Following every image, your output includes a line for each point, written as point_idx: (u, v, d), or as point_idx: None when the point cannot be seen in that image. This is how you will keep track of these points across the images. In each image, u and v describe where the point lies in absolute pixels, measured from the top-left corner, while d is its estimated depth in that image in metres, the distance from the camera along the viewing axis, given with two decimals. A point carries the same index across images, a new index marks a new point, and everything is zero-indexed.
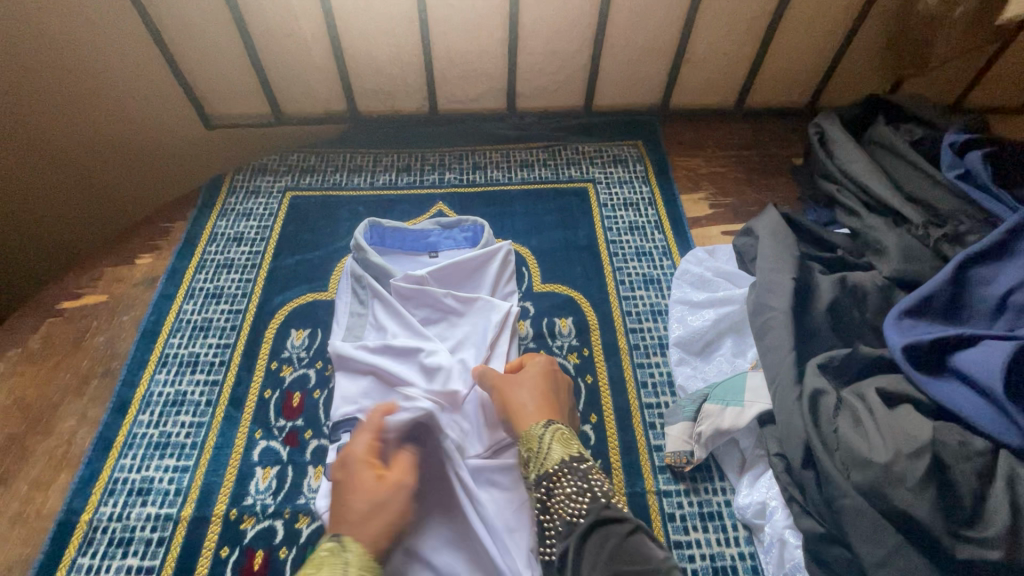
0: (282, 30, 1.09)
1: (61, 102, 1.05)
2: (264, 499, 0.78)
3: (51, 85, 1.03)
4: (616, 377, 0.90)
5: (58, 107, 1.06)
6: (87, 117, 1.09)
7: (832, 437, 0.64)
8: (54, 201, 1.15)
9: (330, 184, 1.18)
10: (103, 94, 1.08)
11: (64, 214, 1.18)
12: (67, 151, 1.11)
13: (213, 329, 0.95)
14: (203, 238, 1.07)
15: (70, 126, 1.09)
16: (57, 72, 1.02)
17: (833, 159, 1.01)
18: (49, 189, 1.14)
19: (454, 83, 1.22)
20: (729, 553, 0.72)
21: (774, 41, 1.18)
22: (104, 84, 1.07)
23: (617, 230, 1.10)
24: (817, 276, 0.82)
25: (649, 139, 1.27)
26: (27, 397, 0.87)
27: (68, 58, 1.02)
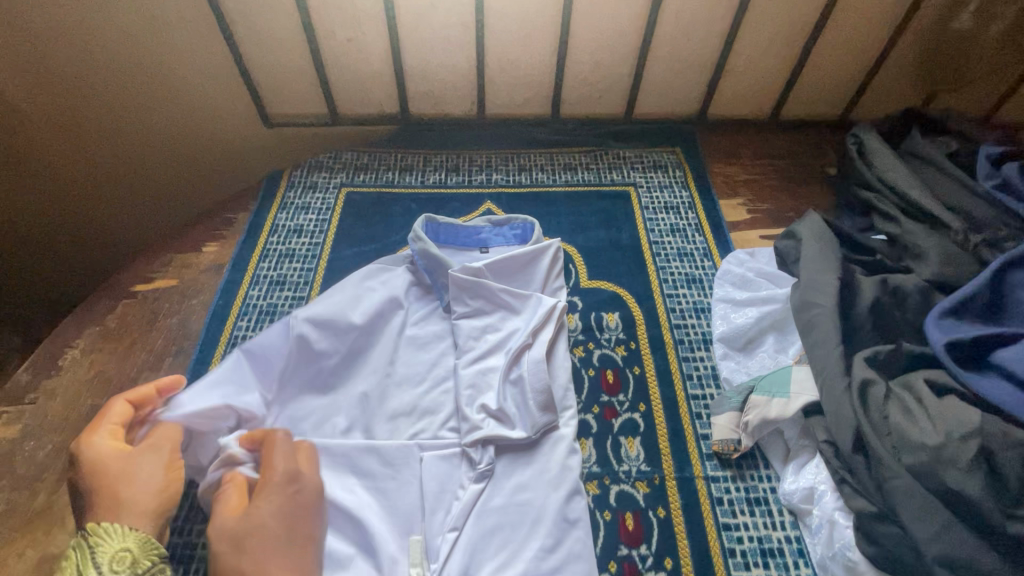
0: (344, 34, 1.15)
1: (134, 97, 1.11)
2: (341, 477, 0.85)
3: (127, 80, 1.09)
4: (662, 369, 0.94)
5: (130, 102, 1.12)
6: (155, 112, 1.15)
7: (882, 423, 0.67)
8: (120, 192, 1.21)
9: (383, 182, 1.23)
10: (174, 91, 1.14)
11: (130, 206, 1.24)
12: (136, 145, 1.17)
13: (278, 314, 1.01)
14: (264, 229, 1.13)
15: (140, 120, 1.14)
16: (134, 67, 1.08)
17: (871, 168, 1.05)
18: (117, 181, 1.19)
19: (502, 89, 1.28)
20: (776, 536, 0.76)
21: (812, 55, 1.24)
22: (175, 81, 1.13)
23: (659, 232, 1.14)
24: (860, 277, 0.86)
25: (688, 147, 1.31)
26: (108, 371, 0.92)
27: (147, 56, 1.08)
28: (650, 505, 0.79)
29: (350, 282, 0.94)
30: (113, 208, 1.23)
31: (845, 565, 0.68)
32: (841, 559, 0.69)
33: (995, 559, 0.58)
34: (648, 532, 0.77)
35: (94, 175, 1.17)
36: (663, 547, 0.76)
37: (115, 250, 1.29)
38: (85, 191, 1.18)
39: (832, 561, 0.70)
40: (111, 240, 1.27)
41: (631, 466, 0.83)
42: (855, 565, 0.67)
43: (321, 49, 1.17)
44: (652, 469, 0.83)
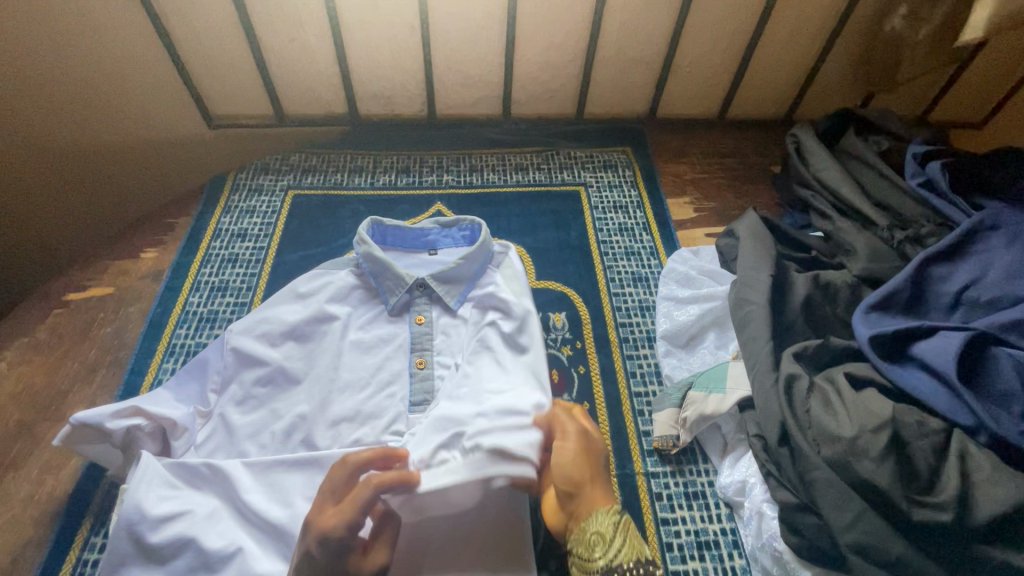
0: (287, 34, 1.13)
1: (68, 101, 1.05)
2: None
3: (60, 82, 1.02)
4: (607, 367, 0.95)
5: (63, 106, 1.05)
6: (90, 115, 1.08)
7: (805, 416, 0.69)
8: (52, 205, 1.12)
9: (331, 183, 1.22)
10: (112, 93, 1.09)
11: (63, 220, 1.15)
12: (74, 154, 1.10)
13: (219, 321, 0.99)
14: (207, 234, 1.10)
15: (76, 125, 1.08)
16: (66, 68, 1.02)
17: (808, 168, 1.08)
18: (50, 194, 1.11)
19: (452, 89, 1.27)
20: (712, 529, 0.78)
21: (755, 57, 1.27)
22: (112, 83, 1.08)
23: (607, 231, 1.16)
24: (793, 274, 0.89)
25: (637, 146, 1.33)
26: (37, 384, 0.89)
27: (81, 57, 1.03)
28: None
29: (287, 290, 0.96)
30: (47, 226, 1.14)
31: (774, 556, 0.70)
32: (770, 550, 0.71)
33: (903, 545, 0.61)
34: None
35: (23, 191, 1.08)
36: None
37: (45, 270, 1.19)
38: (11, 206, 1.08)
39: (762, 551, 0.72)
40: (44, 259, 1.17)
41: None
42: (781, 555, 0.70)
43: (264, 49, 1.15)
44: None
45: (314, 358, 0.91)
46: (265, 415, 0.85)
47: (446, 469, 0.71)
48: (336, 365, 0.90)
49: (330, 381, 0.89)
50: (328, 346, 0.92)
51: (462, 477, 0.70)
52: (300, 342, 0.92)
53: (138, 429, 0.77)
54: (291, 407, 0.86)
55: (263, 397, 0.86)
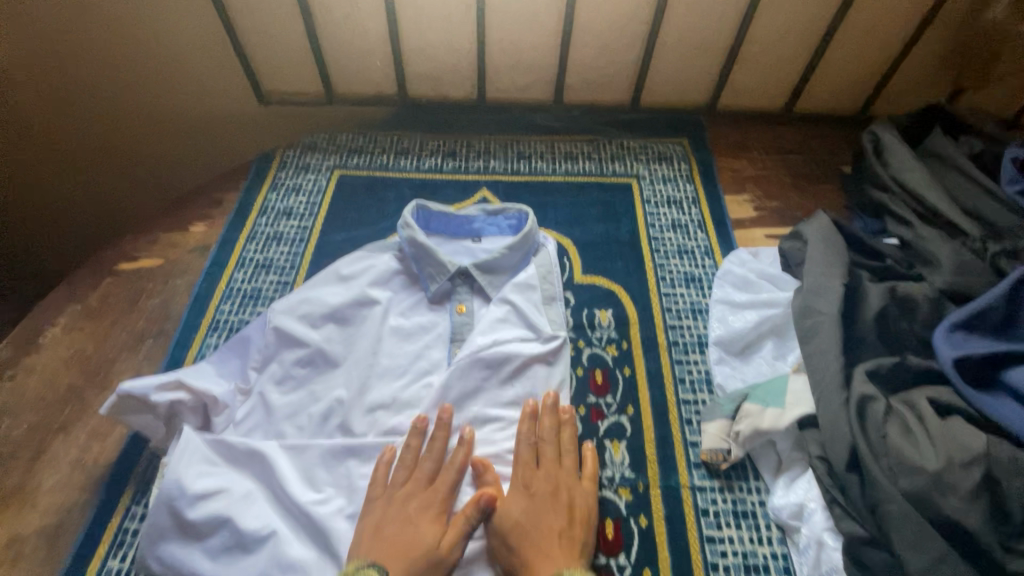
0: (341, 10, 1.11)
1: (107, 59, 1.08)
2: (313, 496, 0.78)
3: (101, 40, 1.06)
4: (654, 372, 0.90)
5: (98, 63, 1.08)
6: (127, 76, 1.11)
7: (880, 442, 0.63)
8: (90, 163, 1.17)
9: (377, 165, 1.20)
10: (163, 61, 1.12)
11: (104, 179, 1.20)
12: (112, 113, 1.14)
13: (262, 299, 0.98)
14: (253, 211, 1.10)
15: (111, 86, 1.11)
16: (120, 31, 1.06)
17: (886, 169, 1.00)
18: (79, 151, 1.15)
19: (504, 72, 1.23)
20: (762, 552, 0.73)
21: (830, 46, 1.17)
22: (160, 51, 1.11)
23: (660, 227, 1.10)
24: (866, 284, 0.81)
25: (695, 138, 1.26)
26: (87, 351, 0.91)
27: (139, 23, 1.07)
28: (632, 514, 0.76)
29: (331, 271, 0.95)
30: (76, 182, 1.18)
31: None
32: None
33: None
34: (628, 541, 0.74)
35: (61, 147, 1.13)
36: (643, 557, 0.73)
37: (89, 226, 1.25)
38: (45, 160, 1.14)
39: None
40: (76, 216, 1.22)
41: (615, 472, 0.80)
42: None
43: (317, 25, 1.13)
44: (636, 476, 0.79)
45: (354, 343, 0.89)
46: (304, 399, 0.84)
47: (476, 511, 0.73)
48: (375, 353, 0.88)
49: (369, 368, 0.87)
50: (369, 331, 0.90)
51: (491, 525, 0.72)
52: (343, 325, 0.91)
53: (181, 404, 0.78)
54: (329, 391, 0.85)
55: (303, 377, 0.86)
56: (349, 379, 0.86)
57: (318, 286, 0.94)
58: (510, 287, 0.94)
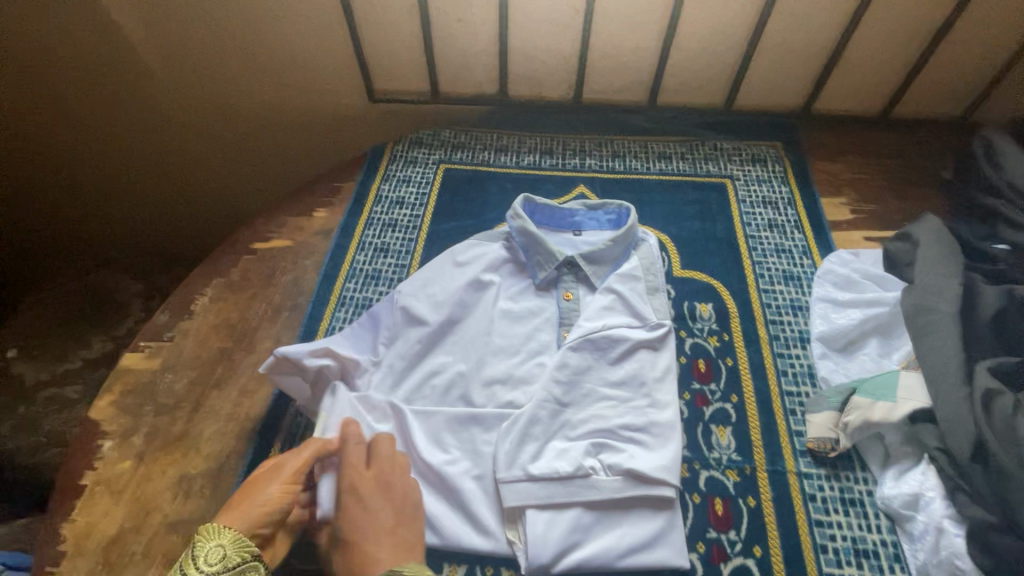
0: (455, 15, 1.19)
1: (227, 57, 1.21)
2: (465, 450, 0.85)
3: (224, 39, 1.18)
4: (756, 363, 0.93)
5: (223, 62, 1.21)
6: (246, 73, 1.24)
7: (1007, 434, 0.65)
8: (216, 151, 1.35)
9: (479, 160, 1.27)
10: (278, 58, 1.22)
11: (229, 165, 1.38)
12: (244, 107, 1.29)
13: (382, 280, 1.07)
14: (370, 200, 1.20)
15: (235, 83, 1.25)
16: (241, 31, 1.17)
17: (999, 174, 0.99)
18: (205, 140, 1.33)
19: (602, 74, 1.29)
20: (872, 539, 0.75)
21: (935, 51, 1.17)
22: (274, 48, 1.21)
23: (755, 226, 1.13)
24: (982, 285, 0.82)
25: (788, 140, 1.28)
26: (232, 319, 1.02)
27: (265, 24, 1.17)
28: (740, 494, 0.80)
29: (448, 256, 1.03)
30: (215, 167, 1.39)
31: (951, 573, 0.68)
32: (947, 566, 0.68)
33: None
34: (737, 519, 0.78)
35: (194, 136, 1.32)
36: (752, 535, 0.77)
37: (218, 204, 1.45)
38: (183, 147, 1.34)
39: (936, 568, 0.69)
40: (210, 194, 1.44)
41: (722, 454, 0.84)
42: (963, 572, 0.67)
43: (432, 29, 1.22)
44: (742, 459, 0.83)
45: (471, 323, 0.96)
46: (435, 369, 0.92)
47: (591, 481, 0.78)
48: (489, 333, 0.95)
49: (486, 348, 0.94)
50: (484, 313, 0.97)
51: (607, 495, 0.77)
52: (461, 305, 0.98)
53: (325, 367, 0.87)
54: (449, 364, 0.92)
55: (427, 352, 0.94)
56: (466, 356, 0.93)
57: (438, 268, 1.01)
58: (613, 277, 0.99)
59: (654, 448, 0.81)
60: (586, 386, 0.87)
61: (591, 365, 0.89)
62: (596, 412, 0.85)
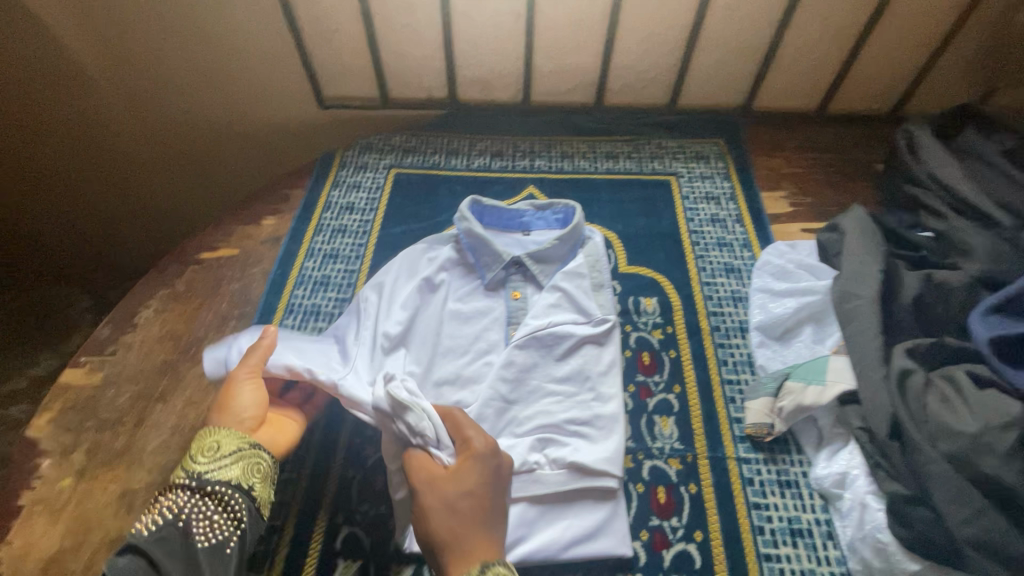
0: (400, 20, 1.20)
1: (168, 68, 1.19)
2: None
3: (164, 48, 1.15)
4: (698, 353, 0.96)
5: (166, 72, 1.19)
6: (188, 84, 1.22)
7: (919, 411, 0.69)
8: (158, 162, 1.33)
9: (430, 164, 1.28)
10: (222, 67, 1.20)
11: (170, 175, 1.36)
12: (191, 117, 1.27)
13: (332, 285, 1.07)
14: (319, 206, 1.19)
15: (181, 93, 1.23)
16: (181, 40, 1.15)
17: (920, 165, 1.04)
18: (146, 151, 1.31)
19: (549, 77, 1.31)
20: (806, 518, 0.78)
21: (863, 50, 1.23)
22: (218, 58, 1.19)
23: (699, 221, 1.16)
24: (902, 272, 0.87)
25: (731, 138, 1.32)
26: (178, 329, 1.00)
27: (207, 33, 1.15)
28: (682, 481, 0.82)
29: (407, 256, 1.03)
30: (165, 176, 1.37)
31: (875, 547, 0.69)
32: (871, 540, 0.70)
33: None
34: (679, 505, 0.80)
35: (133, 147, 1.30)
36: (693, 520, 0.79)
37: (160, 214, 1.43)
38: (120, 158, 1.32)
39: (862, 543, 0.71)
40: (160, 204, 1.42)
41: (665, 443, 0.86)
42: (885, 546, 0.69)
43: (378, 35, 1.22)
44: (685, 448, 0.85)
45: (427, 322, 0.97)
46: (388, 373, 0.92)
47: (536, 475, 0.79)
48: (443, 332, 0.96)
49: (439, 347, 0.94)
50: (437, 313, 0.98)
51: (550, 489, 0.78)
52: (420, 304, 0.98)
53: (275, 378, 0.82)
54: None
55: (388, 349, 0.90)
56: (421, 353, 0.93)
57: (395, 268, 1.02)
58: (559, 274, 1.00)
59: (598, 440, 0.83)
60: (533, 381, 0.89)
61: (538, 361, 0.91)
62: (542, 406, 0.87)
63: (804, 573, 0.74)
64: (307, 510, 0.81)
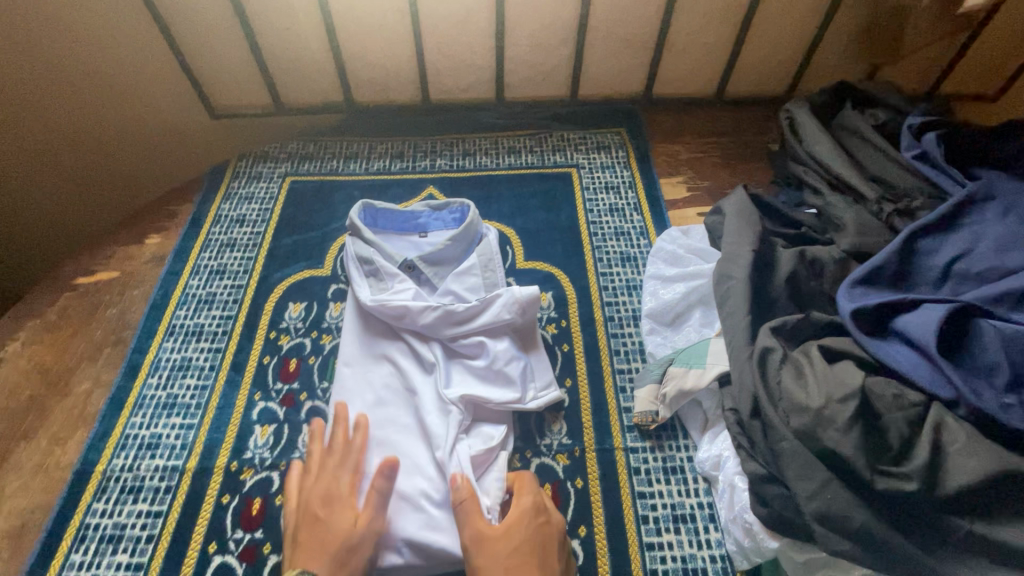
0: (281, 23, 1.15)
1: (31, 90, 1.09)
2: None
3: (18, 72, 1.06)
4: (591, 345, 0.96)
5: (32, 91, 1.09)
6: (61, 103, 1.12)
7: (776, 388, 0.69)
8: (43, 194, 1.22)
9: (327, 170, 1.24)
10: (80, 81, 1.11)
11: (58, 208, 1.25)
12: (62, 138, 1.16)
13: (217, 302, 1.02)
14: (207, 221, 1.14)
15: (49, 112, 1.12)
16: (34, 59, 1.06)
17: (801, 144, 1.06)
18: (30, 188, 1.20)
19: (445, 74, 1.28)
20: (689, 503, 0.79)
21: (750, 32, 1.24)
22: (86, 70, 1.11)
23: (597, 212, 1.16)
24: (778, 251, 0.88)
25: (631, 126, 1.32)
26: (47, 362, 0.94)
27: (69, 47, 1.07)
28: (569, 476, 0.81)
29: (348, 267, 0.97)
30: (36, 206, 1.23)
31: (744, 528, 0.70)
32: (740, 522, 0.70)
33: (865, 514, 0.61)
34: (565, 501, 0.79)
35: (11, 183, 1.18)
36: (579, 515, 0.78)
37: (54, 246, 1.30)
38: (3, 198, 1.19)
39: (734, 524, 0.72)
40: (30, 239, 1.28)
41: (553, 439, 0.85)
42: (751, 526, 0.69)
43: (260, 40, 1.18)
44: (573, 442, 0.85)
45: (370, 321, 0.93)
46: (295, 391, 0.90)
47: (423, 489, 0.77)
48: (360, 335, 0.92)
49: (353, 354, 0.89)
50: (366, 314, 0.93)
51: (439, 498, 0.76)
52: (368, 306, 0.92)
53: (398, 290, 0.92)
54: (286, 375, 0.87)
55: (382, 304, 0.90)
56: (351, 361, 0.89)
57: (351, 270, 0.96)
58: (452, 276, 0.99)
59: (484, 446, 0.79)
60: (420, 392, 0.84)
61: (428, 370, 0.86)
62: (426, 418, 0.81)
63: (685, 558, 0.75)
64: (175, 548, 0.77)
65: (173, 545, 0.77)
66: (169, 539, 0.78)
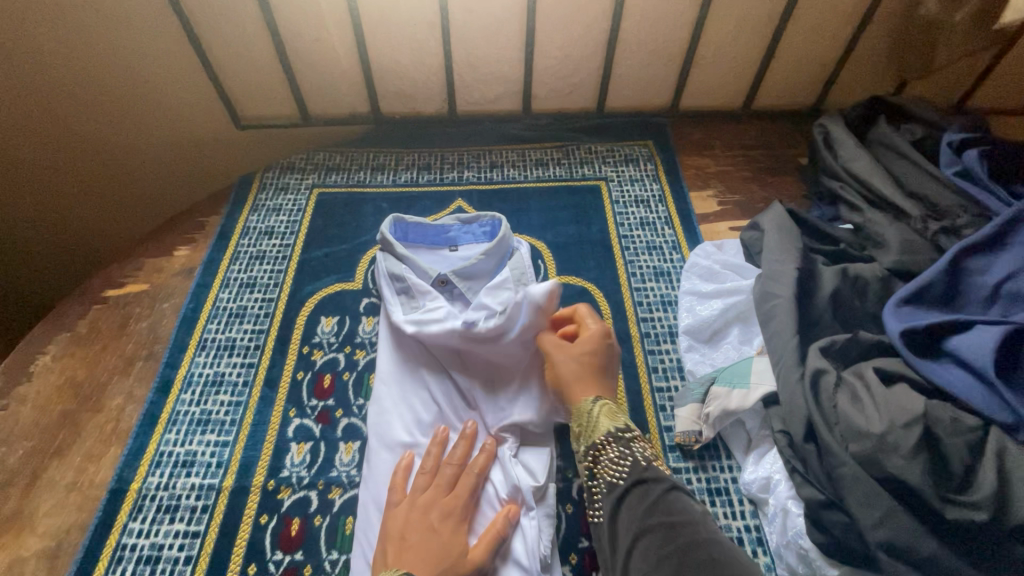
0: (312, 35, 1.15)
1: (65, 100, 1.09)
2: (350, 471, 0.83)
3: (52, 77, 1.06)
4: (628, 362, 0.94)
5: (67, 102, 1.10)
6: (93, 113, 1.13)
7: (831, 412, 0.71)
8: (76, 201, 1.24)
9: (354, 181, 1.24)
10: (110, 89, 1.11)
11: (90, 215, 1.27)
12: (96, 147, 1.18)
13: (248, 316, 1.01)
14: (236, 232, 1.14)
15: (82, 121, 1.13)
16: (67, 65, 1.06)
17: (836, 159, 1.05)
18: (56, 189, 1.21)
19: (473, 86, 1.28)
20: (735, 526, 0.77)
21: (780, 46, 1.24)
22: (116, 81, 1.11)
23: (628, 226, 1.15)
24: (820, 268, 0.87)
25: (659, 139, 1.32)
26: (78, 377, 0.93)
27: (101, 58, 1.07)
28: None
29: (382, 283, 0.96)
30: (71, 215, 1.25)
31: (799, 553, 0.70)
32: (794, 547, 0.70)
33: (935, 544, 0.61)
34: None
35: (46, 190, 1.20)
36: None
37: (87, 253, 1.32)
38: (39, 206, 1.22)
39: (787, 549, 0.71)
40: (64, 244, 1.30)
41: None
42: (807, 553, 0.69)
43: (290, 52, 1.17)
44: None
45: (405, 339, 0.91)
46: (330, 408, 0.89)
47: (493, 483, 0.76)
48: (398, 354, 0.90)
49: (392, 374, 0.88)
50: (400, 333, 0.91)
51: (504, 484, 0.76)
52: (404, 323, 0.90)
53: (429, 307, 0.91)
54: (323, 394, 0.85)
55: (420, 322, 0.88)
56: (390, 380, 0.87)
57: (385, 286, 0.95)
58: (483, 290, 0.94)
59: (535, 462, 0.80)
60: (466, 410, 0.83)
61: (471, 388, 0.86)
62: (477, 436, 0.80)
63: None
64: (215, 569, 0.76)
65: (212, 566, 0.76)
66: (207, 561, 0.77)
